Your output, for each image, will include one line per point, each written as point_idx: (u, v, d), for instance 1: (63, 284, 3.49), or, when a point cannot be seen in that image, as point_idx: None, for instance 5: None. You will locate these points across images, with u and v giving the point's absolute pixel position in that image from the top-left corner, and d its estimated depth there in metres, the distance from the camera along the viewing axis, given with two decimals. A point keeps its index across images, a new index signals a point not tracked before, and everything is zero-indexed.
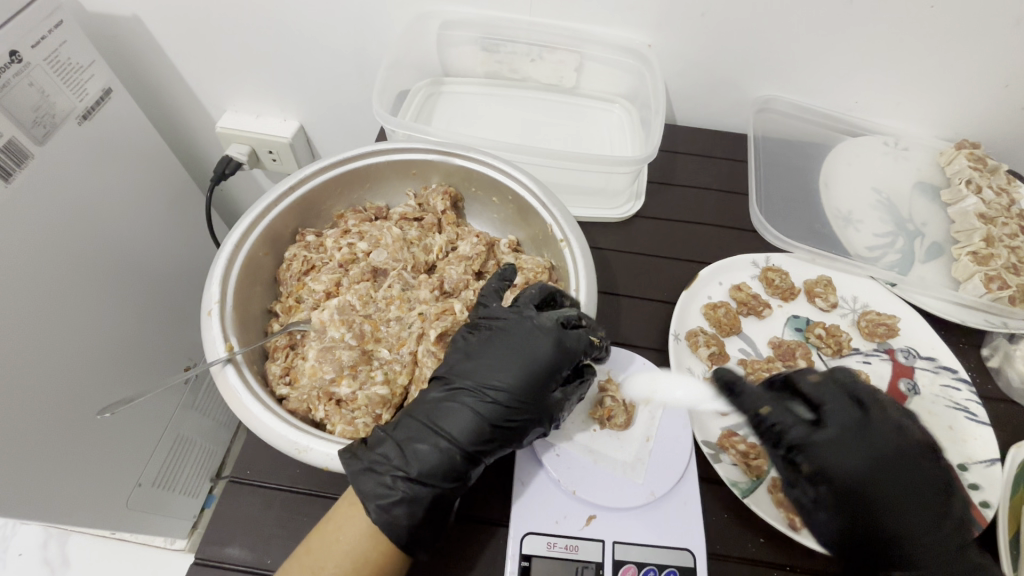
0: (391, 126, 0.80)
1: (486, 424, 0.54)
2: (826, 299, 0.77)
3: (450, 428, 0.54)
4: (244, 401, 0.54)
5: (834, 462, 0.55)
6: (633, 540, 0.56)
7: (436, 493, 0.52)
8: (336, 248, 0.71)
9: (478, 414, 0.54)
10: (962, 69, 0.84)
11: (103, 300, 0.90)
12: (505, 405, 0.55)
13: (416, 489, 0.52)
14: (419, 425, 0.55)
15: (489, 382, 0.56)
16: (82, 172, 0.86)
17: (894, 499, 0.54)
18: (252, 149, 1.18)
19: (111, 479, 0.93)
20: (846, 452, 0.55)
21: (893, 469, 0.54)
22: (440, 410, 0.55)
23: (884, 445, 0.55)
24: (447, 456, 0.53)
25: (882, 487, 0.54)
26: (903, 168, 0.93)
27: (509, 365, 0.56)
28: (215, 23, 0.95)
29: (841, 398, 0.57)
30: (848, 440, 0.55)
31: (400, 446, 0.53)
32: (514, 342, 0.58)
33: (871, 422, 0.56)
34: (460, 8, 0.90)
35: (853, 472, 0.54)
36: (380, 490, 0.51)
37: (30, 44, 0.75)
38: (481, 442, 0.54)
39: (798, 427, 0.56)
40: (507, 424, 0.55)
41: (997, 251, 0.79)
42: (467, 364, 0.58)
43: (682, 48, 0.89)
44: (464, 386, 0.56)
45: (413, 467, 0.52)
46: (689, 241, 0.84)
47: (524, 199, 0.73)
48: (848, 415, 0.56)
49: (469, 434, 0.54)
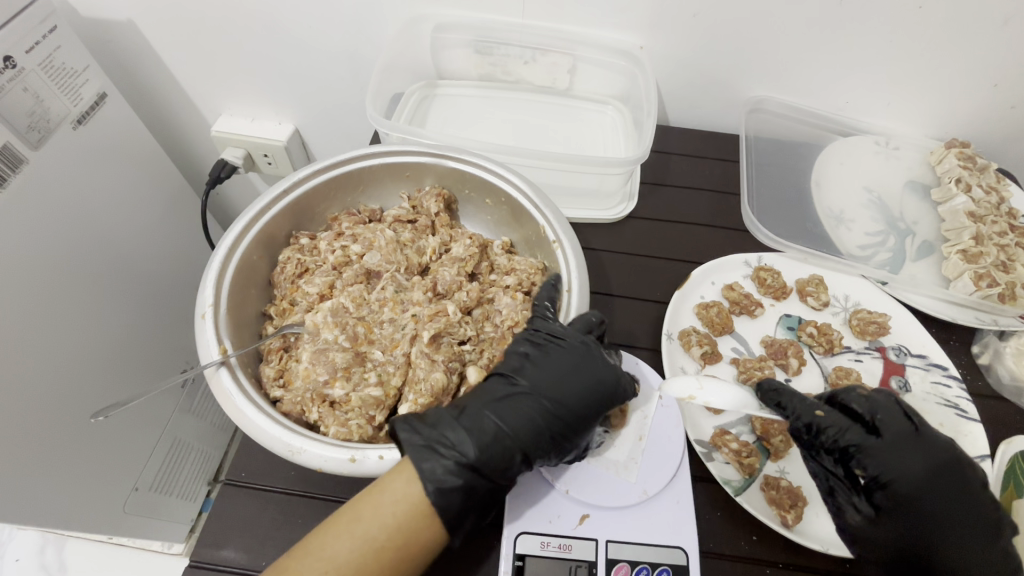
0: (385, 129, 0.80)
1: (544, 432, 0.56)
2: (818, 299, 0.78)
3: (513, 425, 0.55)
4: (237, 403, 0.55)
5: (890, 468, 0.55)
6: (626, 539, 0.56)
7: (488, 484, 0.53)
8: (330, 251, 0.71)
9: (538, 422, 0.56)
10: (951, 68, 0.85)
11: (97, 303, 0.90)
12: (561, 419, 0.57)
13: (471, 477, 0.52)
14: (480, 415, 0.55)
15: (552, 397, 0.57)
16: (77, 179, 0.86)
17: (943, 510, 0.54)
18: (247, 153, 1.19)
19: (108, 483, 0.93)
20: (902, 459, 0.55)
21: (942, 480, 0.54)
22: (506, 406, 0.56)
23: (936, 457, 0.55)
24: (506, 453, 0.54)
25: (935, 495, 0.54)
26: (894, 167, 0.93)
27: (574, 385, 0.58)
28: (208, 26, 0.95)
29: (892, 409, 0.57)
30: (902, 449, 0.55)
31: (463, 430, 0.54)
32: (582, 360, 0.59)
33: (922, 434, 0.56)
34: (452, 12, 0.91)
35: (909, 480, 0.54)
36: (440, 471, 0.51)
37: (24, 49, 0.75)
38: (535, 448, 0.55)
39: (852, 432, 0.57)
40: (559, 437, 0.57)
41: (986, 249, 0.79)
42: (533, 369, 0.59)
43: (673, 49, 0.90)
44: (531, 391, 0.58)
45: (476, 455, 0.52)
46: (681, 241, 0.84)
47: (516, 201, 0.73)
48: (900, 425, 0.56)
49: (527, 435, 0.55)
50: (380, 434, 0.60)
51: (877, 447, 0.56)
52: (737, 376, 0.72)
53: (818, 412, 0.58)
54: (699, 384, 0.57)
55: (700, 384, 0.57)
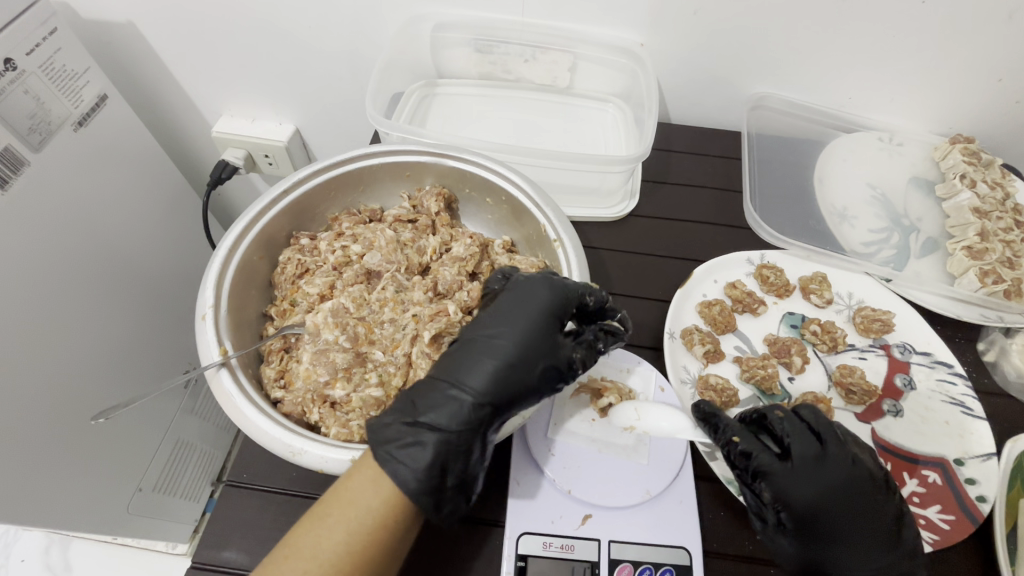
0: (385, 128, 0.80)
1: (493, 366, 0.54)
2: (822, 296, 0.77)
3: (460, 371, 0.54)
4: (238, 404, 0.55)
5: (794, 490, 0.54)
6: (628, 538, 0.56)
7: (438, 433, 0.51)
8: (330, 251, 0.71)
9: (484, 358, 0.55)
10: (955, 64, 0.84)
11: (100, 304, 0.90)
12: (505, 349, 0.55)
13: (418, 432, 0.51)
14: (426, 374, 0.56)
15: (490, 330, 0.57)
16: (79, 180, 0.86)
17: (843, 527, 0.54)
18: (248, 154, 1.19)
19: (111, 484, 0.94)
20: (805, 481, 0.54)
21: (845, 500, 0.54)
22: (448, 359, 0.56)
23: (839, 476, 0.54)
24: (451, 399, 0.53)
25: (835, 514, 0.54)
26: (898, 163, 0.93)
27: (508, 314, 0.58)
28: (209, 27, 0.95)
29: (800, 430, 0.56)
30: (807, 471, 0.55)
31: (415, 395, 0.54)
32: (515, 293, 0.60)
33: (828, 454, 0.55)
34: (452, 10, 0.90)
35: (810, 500, 0.54)
36: (391, 432, 0.51)
37: (24, 51, 0.75)
38: (487, 382, 0.54)
39: (761, 457, 0.55)
40: (514, 365, 0.54)
41: (992, 245, 0.79)
42: (473, 320, 0.60)
43: (674, 47, 0.89)
44: (473, 335, 0.58)
45: (420, 412, 0.52)
46: (684, 240, 0.84)
47: (517, 200, 0.73)
48: (808, 446, 0.55)
49: (473, 376, 0.54)
50: None
51: (784, 470, 0.55)
52: (740, 374, 0.71)
53: (733, 437, 0.56)
54: (636, 414, 0.59)
55: (638, 413, 0.59)
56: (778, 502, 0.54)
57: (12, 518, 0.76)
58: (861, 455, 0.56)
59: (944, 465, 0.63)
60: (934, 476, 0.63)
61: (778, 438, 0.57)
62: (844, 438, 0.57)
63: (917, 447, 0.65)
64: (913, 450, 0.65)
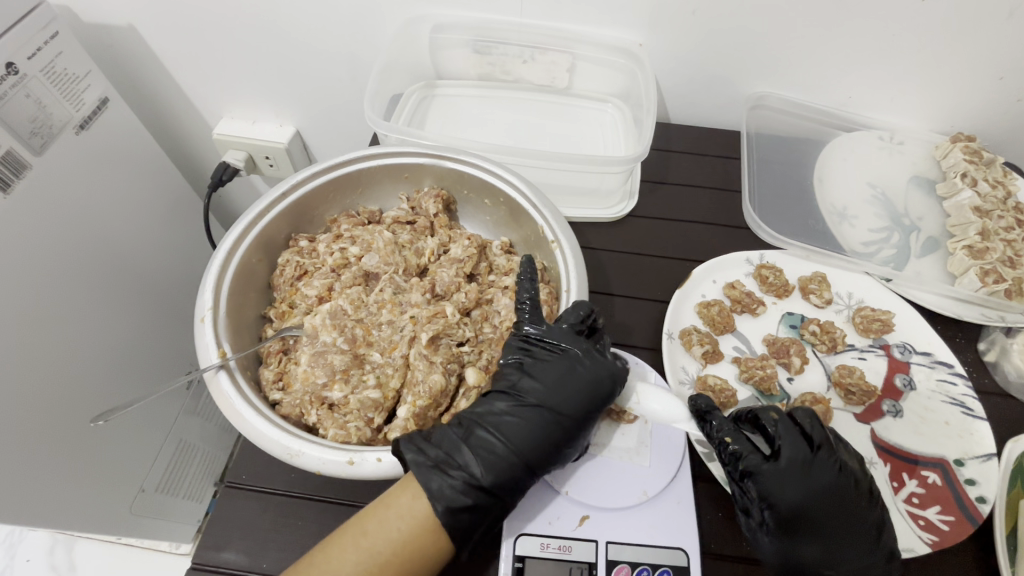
0: (383, 130, 0.80)
1: (548, 444, 0.56)
2: (821, 296, 0.77)
3: (524, 444, 0.56)
4: (237, 406, 0.55)
5: (780, 492, 0.54)
6: (625, 539, 0.56)
7: (494, 501, 0.54)
8: (328, 253, 0.71)
9: (545, 435, 0.57)
10: (957, 60, 0.83)
11: (103, 306, 0.91)
12: (563, 428, 0.57)
13: (481, 497, 0.53)
14: (482, 434, 0.56)
15: (547, 403, 0.58)
16: (80, 181, 0.87)
17: (827, 528, 0.55)
18: (249, 155, 1.20)
19: (114, 486, 0.94)
20: (790, 484, 0.55)
21: (828, 503, 0.55)
22: (505, 422, 0.57)
23: (826, 481, 0.55)
24: (512, 470, 0.55)
25: (819, 514, 0.55)
26: (899, 162, 0.92)
27: (568, 390, 0.59)
28: (208, 29, 0.96)
29: (793, 433, 0.56)
30: (794, 472, 0.55)
31: (472, 452, 0.55)
32: (580, 363, 0.60)
33: (818, 458, 0.55)
34: (450, 11, 0.91)
35: (794, 501, 0.54)
36: (450, 492, 0.52)
37: (26, 55, 0.76)
38: (543, 459, 0.56)
39: (750, 457, 0.55)
40: (565, 447, 0.57)
41: (992, 244, 0.78)
42: (532, 382, 0.59)
43: (674, 48, 0.89)
44: (531, 403, 0.58)
45: (484, 476, 0.54)
46: (683, 240, 0.84)
47: (515, 201, 0.73)
48: (799, 449, 0.55)
49: (532, 450, 0.56)
50: (378, 436, 0.60)
51: (772, 470, 0.55)
52: (739, 375, 0.71)
53: (725, 436, 0.57)
54: (636, 398, 0.62)
55: (639, 396, 0.62)
56: (763, 501, 0.54)
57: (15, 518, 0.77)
58: (851, 462, 0.56)
59: (943, 465, 0.63)
60: (934, 477, 0.62)
61: (770, 438, 0.57)
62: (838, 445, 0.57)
63: (916, 448, 0.65)
64: (915, 451, 0.65)
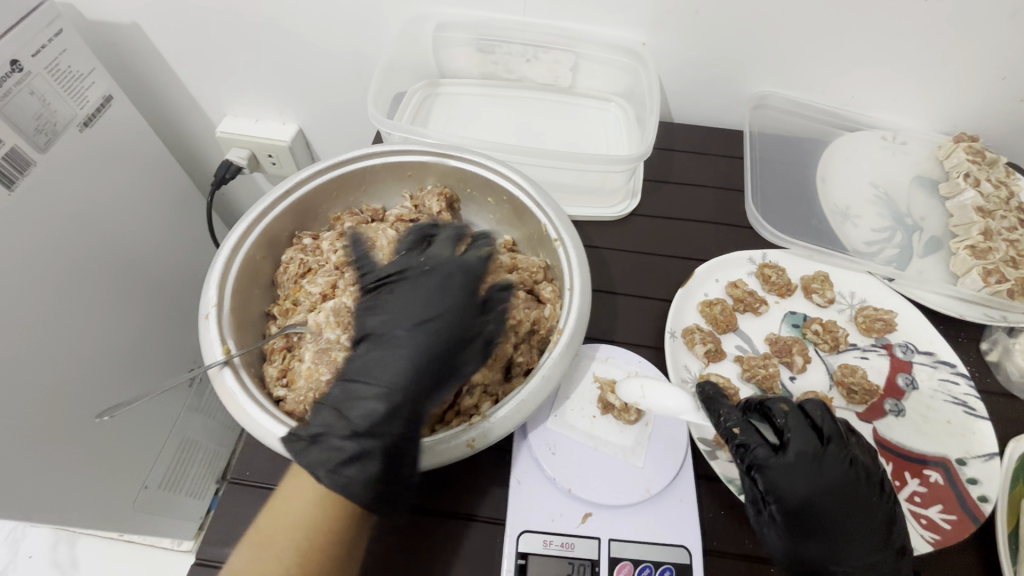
0: (387, 128, 0.81)
1: (414, 366, 0.55)
2: (824, 295, 0.77)
3: (390, 372, 0.55)
4: (241, 403, 0.55)
5: (788, 486, 0.54)
6: (628, 536, 0.56)
7: (383, 441, 0.53)
8: (332, 250, 0.71)
9: (406, 357, 0.55)
10: (961, 60, 0.83)
11: (109, 303, 0.92)
12: (422, 345, 0.56)
13: (368, 446, 0.52)
14: (350, 381, 0.56)
15: (398, 325, 0.57)
16: (84, 178, 0.87)
17: (836, 524, 0.54)
18: (252, 153, 1.20)
19: (116, 482, 0.94)
20: (799, 478, 0.54)
21: (838, 499, 0.54)
22: (367, 360, 0.56)
23: (836, 476, 0.54)
24: (382, 405, 0.53)
25: (828, 510, 0.54)
26: (901, 161, 0.92)
27: (414, 304, 0.58)
28: (212, 27, 0.96)
29: (804, 426, 0.56)
30: (802, 467, 0.54)
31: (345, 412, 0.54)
32: (426, 277, 0.60)
33: (827, 454, 0.54)
34: (453, 10, 0.91)
35: (801, 496, 0.54)
36: (327, 455, 0.51)
37: (31, 53, 0.76)
38: (413, 382, 0.55)
39: (758, 450, 0.55)
40: (434, 367, 0.56)
41: (995, 245, 0.78)
42: (380, 313, 0.59)
43: (677, 47, 0.89)
44: (387, 332, 0.58)
45: (359, 424, 0.53)
46: (685, 239, 0.84)
47: (519, 200, 0.73)
48: (807, 443, 0.55)
49: (398, 379, 0.54)
50: None
51: (780, 464, 0.55)
52: (741, 374, 0.71)
53: (732, 428, 0.56)
54: (641, 391, 0.60)
55: (644, 391, 0.60)
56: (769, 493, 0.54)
57: (25, 514, 0.77)
58: (862, 457, 0.55)
59: (946, 465, 0.63)
60: (937, 476, 0.63)
61: (780, 431, 0.57)
62: (849, 437, 0.57)
63: (920, 447, 0.65)
64: (918, 450, 0.65)
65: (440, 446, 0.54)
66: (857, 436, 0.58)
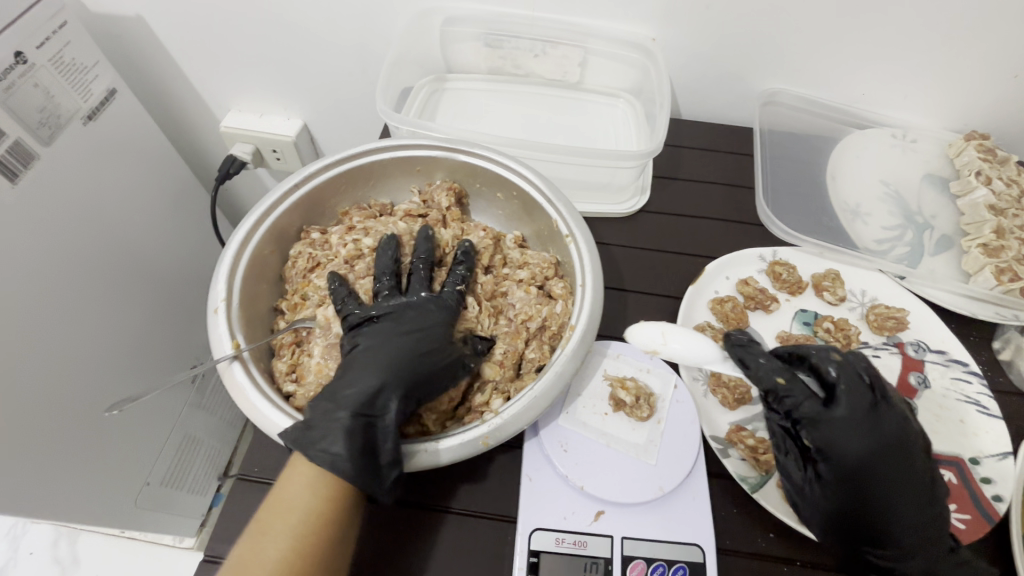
0: (395, 122, 0.80)
1: (402, 359, 0.57)
2: (835, 293, 0.77)
3: (375, 360, 0.57)
4: (251, 397, 0.54)
5: (838, 442, 0.54)
6: (641, 534, 0.56)
7: (368, 420, 0.54)
8: (342, 244, 0.70)
9: (395, 352, 0.57)
10: (973, 57, 0.83)
11: (114, 298, 0.92)
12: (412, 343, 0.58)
13: (354, 433, 0.52)
14: (339, 377, 0.56)
15: (390, 326, 0.60)
16: (88, 171, 0.86)
17: (883, 486, 0.54)
18: (256, 148, 1.19)
19: (119, 478, 0.94)
20: (854, 433, 0.54)
21: (889, 457, 0.54)
22: (358, 356, 0.58)
23: (889, 432, 0.54)
24: (369, 396, 0.54)
25: (877, 471, 0.54)
26: (912, 159, 0.91)
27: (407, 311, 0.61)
28: (216, 20, 0.95)
29: (858, 381, 0.55)
30: (856, 423, 0.54)
31: (334, 401, 0.54)
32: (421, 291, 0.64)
33: (880, 409, 0.55)
34: (461, 4, 0.90)
35: (854, 453, 0.54)
36: (316, 438, 0.51)
37: (35, 45, 0.75)
38: (399, 374, 0.56)
39: (809, 404, 0.55)
40: (422, 362, 0.57)
41: (1007, 243, 0.78)
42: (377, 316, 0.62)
43: (686, 43, 0.89)
44: (380, 330, 0.60)
45: (344, 411, 0.53)
46: (695, 236, 0.83)
47: (529, 194, 0.72)
48: (862, 398, 0.55)
49: (384, 369, 0.56)
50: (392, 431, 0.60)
51: (830, 419, 0.55)
52: None
53: (779, 381, 0.57)
54: (662, 338, 0.63)
55: (665, 337, 0.63)
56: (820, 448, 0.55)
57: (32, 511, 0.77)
58: (912, 416, 0.56)
59: (958, 464, 0.63)
60: (950, 475, 0.62)
61: (829, 385, 0.57)
62: (898, 397, 0.57)
63: (933, 446, 0.65)
64: (931, 449, 0.64)
65: (452, 441, 0.53)
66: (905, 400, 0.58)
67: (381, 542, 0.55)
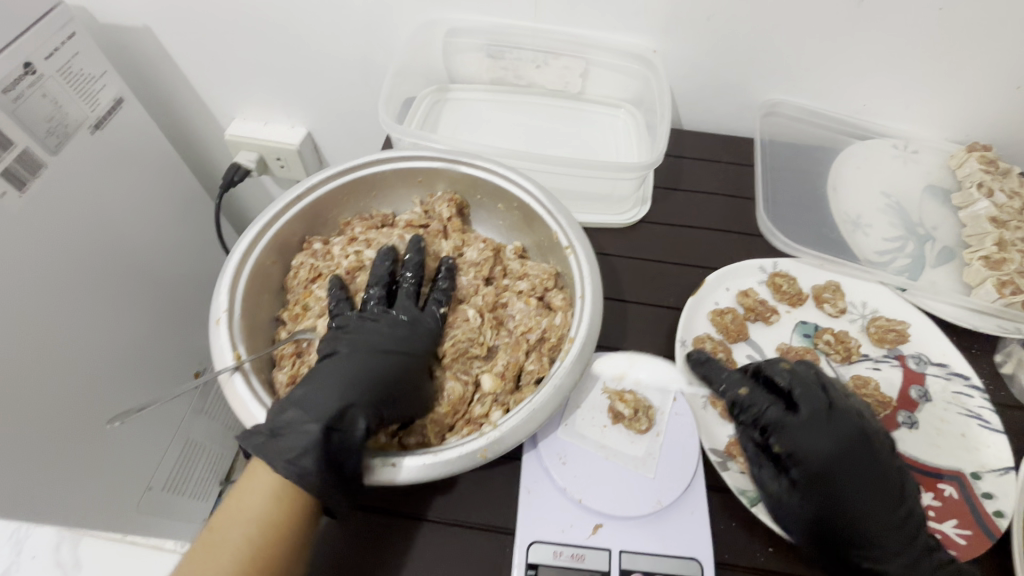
0: (397, 134, 0.80)
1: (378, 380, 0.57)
2: (835, 305, 0.77)
3: (343, 373, 0.57)
4: (254, 411, 0.55)
5: (803, 444, 0.57)
6: (640, 548, 0.56)
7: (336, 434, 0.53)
8: (343, 256, 0.71)
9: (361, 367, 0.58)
10: (974, 68, 0.83)
11: (119, 305, 0.92)
12: (384, 358, 0.59)
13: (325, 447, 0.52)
14: (306, 394, 0.55)
15: (368, 340, 0.60)
16: (95, 180, 0.87)
17: (855, 489, 0.56)
18: (260, 156, 1.20)
19: (123, 484, 0.94)
20: (816, 433, 0.58)
21: (855, 457, 0.56)
22: (329, 366, 0.58)
23: (850, 432, 0.57)
24: (339, 409, 0.54)
25: (846, 472, 0.56)
26: (914, 171, 0.91)
27: (387, 330, 0.62)
28: (223, 31, 0.96)
29: (811, 384, 0.60)
30: (816, 423, 0.58)
31: (305, 410, 0.54)
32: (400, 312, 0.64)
33: (837, 410, 0.58)
34: (464, 16, 0.91)
35: (819, 453, 0.57)
36: (286, 446, 0.51)
37: (44, 55, 0.76)
38: (378, 392, 0.57)
39: (770, 410, 0.59)
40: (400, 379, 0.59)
41: (1009, 256, 0.78)
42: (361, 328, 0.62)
43: (687, 55, 0.89)
44: (358, 343, 0.60)
45: (316, 421, 0.53)
46: (696, 247, 0.84)
47: (529, 207, 0.73)
48: (818, 400, 0.59)
49: (359, 380, 0.57)
50: (392, 441, 0.61)
51: (794, 423, 0.59)
52: None
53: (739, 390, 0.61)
54: (629, 362, 0.68)
55: (630, 363, 0.68)
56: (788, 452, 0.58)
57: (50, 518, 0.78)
58: (869, 417, 0.59)
59: (960, 478, 0.62)
60: (951, 490, 0.62)
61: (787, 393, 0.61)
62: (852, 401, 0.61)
63: (935, 460, 0.64)
64: (933, 464, 0.64)
65: (451, 452, 0.53)
66: (860, 404, 0.62)
67: (379, 554, 0.55)
